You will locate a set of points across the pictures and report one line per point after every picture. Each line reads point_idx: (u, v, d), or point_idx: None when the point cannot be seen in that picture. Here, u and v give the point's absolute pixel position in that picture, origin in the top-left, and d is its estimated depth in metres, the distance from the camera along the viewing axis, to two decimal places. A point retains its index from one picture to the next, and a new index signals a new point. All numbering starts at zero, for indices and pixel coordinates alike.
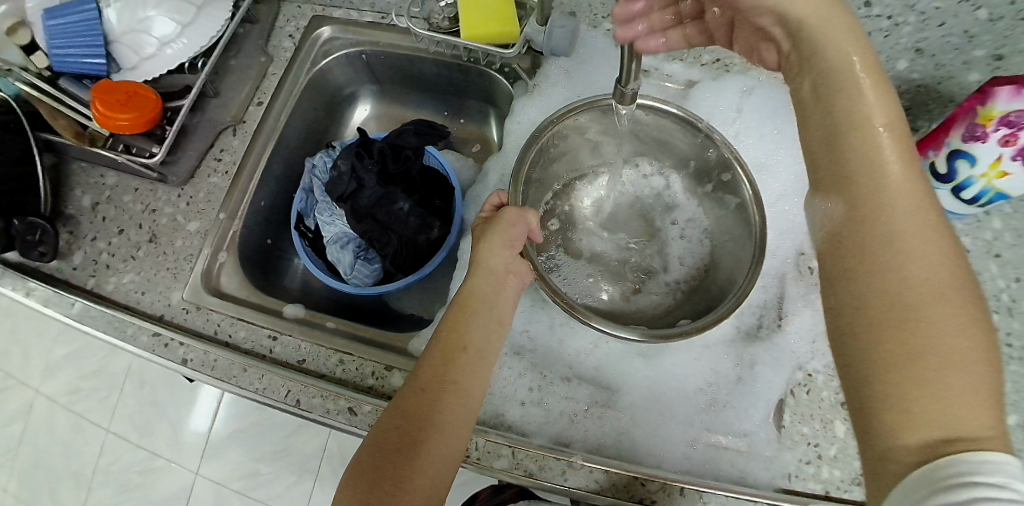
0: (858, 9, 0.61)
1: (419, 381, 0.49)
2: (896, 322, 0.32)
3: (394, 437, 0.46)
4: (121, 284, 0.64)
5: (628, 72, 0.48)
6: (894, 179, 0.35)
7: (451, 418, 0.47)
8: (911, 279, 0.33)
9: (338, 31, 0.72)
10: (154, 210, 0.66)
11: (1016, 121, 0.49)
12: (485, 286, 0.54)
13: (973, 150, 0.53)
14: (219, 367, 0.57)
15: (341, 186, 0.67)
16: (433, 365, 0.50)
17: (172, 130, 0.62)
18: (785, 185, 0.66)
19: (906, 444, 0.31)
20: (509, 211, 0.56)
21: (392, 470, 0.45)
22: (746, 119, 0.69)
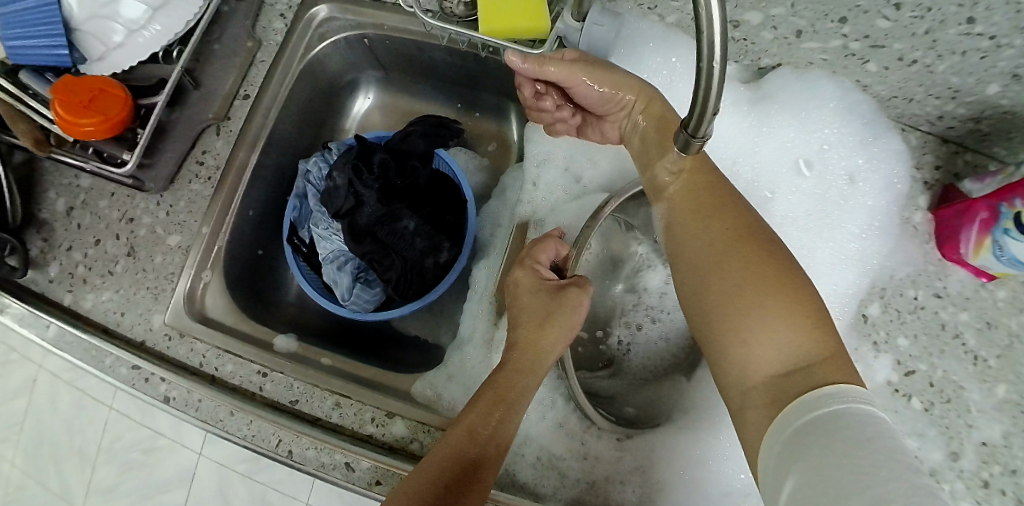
0: (958, 25, 0.49)
1: (442, 478, 0.41)
2: (699, 283, 0.42)
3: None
4: (100, 303, 0.58)
5: (700, 123, 0.35)
6: (686, 191, 0.45)
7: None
8: (716, 259, 0.42)
9: (337, 10, 0.61)
10: (132, 219, 0.59)
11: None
12: (530, 376, 0.47)
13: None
14: (204, 409, 0.53)
15: (338, 200, 0.59)
16: (459, 459, 0.42)
17: (147, 131, 0.54)
18: (872, 209, 0.62)
19: (756, 393, 0.37)
20: (572, 294, 0.50)
21: None
22: (840, 122, 0.62)
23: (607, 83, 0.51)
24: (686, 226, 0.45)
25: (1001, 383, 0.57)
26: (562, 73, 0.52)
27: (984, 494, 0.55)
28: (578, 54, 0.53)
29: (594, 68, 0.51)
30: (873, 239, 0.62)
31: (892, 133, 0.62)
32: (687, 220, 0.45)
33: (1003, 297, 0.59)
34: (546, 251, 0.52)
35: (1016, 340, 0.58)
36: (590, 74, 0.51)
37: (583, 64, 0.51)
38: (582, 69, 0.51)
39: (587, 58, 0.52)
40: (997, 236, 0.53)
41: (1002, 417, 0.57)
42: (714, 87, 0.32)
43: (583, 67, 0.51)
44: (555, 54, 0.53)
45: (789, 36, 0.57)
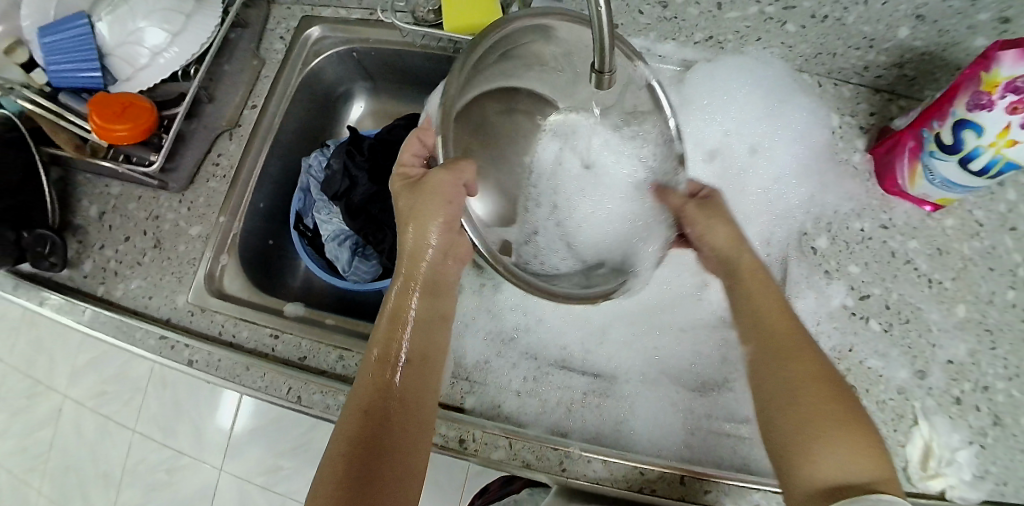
0: None
1: (362, 405, 0.47)
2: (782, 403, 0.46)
3: (346, 470, 0.44)
4: (129, 291, 0.66)
5: (603, 58, 0.43)
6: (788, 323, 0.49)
7: (409, 434, 0.47)
8: (821, 382, 0.46)
9: (328, 30, 0.71)
10: (157, 217, 0.68)
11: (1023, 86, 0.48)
12: (424, 290, 0.54)
13: (980, 118, 0.51)
14: (223, 366, 0.59)
15: (336, 184, 0.64)
16: (376, 379, 0.49)
17: (169, 138, 0.63)
18: (780, 168, 0.67)
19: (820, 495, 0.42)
20: (437, 177, 0.52)
21: (353, 484, 0.44)
22: (740, 97, 0.68)
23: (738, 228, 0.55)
24: (785, 347, 0.48)
25: (958, 303, 0.61)
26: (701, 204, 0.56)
27: (958, 410, 0.58)
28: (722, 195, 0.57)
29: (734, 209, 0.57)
30: (793, 190, 0.67)
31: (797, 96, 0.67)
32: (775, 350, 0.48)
33: (951, 224, 0.63)
34: (412, 148, 0.57)
35: (969, 263, 0.62)
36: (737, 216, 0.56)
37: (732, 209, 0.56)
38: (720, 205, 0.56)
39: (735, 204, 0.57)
40: (927, 161, 0.58)
41: (965, 336, 0.60)
42: (606, 26, 0.40)
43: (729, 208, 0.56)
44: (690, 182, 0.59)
45: (712, 9, 0.65)
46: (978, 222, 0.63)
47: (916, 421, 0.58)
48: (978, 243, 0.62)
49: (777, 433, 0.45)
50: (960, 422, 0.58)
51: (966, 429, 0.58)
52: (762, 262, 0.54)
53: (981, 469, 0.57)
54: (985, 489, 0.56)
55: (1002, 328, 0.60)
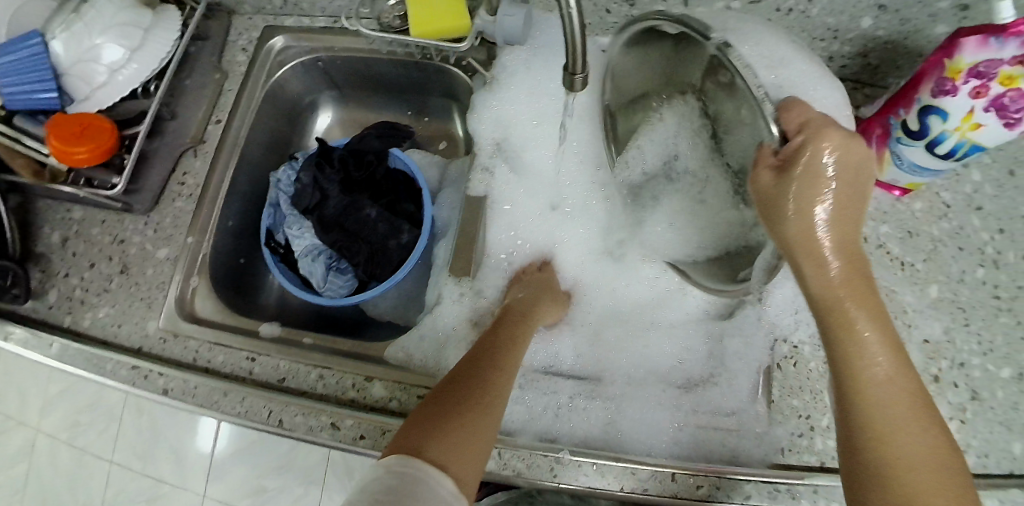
0: None
1: (483, 360, 0.47)
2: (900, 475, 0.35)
3: (465, 402, 0.42)
4: (97, 319, 0.64)
5: (575, 60, 0.42)
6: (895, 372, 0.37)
7: (496, 422, 0.43)
8: (920, 468, 0.35)
9: (291, 39, 0.69)
10: (123, 241, 0.66)
11: (984, 71, 0.49)
12: (537, 302, 0.57)
13: (944, 104, 0.52)
14: (200, 394, 0.58)
15: (305, 199, 0.64)
16: (504, 347, 0.49)
17: (131, 158, 0.61)
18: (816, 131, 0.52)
19: None
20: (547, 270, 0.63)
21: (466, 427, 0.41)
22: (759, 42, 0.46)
23: (833, 227, 0.39)
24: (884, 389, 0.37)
25: (931, 284, 0.62)
26: (784, 175, 0.39)
27: (936, 388, 0.60)
28: (830, 157, 0.38)
29: (850, 179, 0.39)
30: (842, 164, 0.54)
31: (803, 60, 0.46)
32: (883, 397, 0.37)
33: (920, 208, 0.65)
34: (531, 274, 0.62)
35: (939, 245, 0.63)
36: (843, 199, 0.39)
37: (839, 185, 0.39)
38: (810, 178, 0.38)
39: (861, 163, 0.39)
40: (893, 147, 0.59)
41: (939, 315, 0.62)
42: (577, 29, 0.40)
43: (832, 185, 0.39)
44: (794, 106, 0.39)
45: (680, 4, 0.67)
46: (946, 204, 0.64)
47: None
48: (946, 224, 0.64)
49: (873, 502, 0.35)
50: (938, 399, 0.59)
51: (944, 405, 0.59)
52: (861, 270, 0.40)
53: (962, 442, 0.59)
54: None
55: (974, 305, 0.62)
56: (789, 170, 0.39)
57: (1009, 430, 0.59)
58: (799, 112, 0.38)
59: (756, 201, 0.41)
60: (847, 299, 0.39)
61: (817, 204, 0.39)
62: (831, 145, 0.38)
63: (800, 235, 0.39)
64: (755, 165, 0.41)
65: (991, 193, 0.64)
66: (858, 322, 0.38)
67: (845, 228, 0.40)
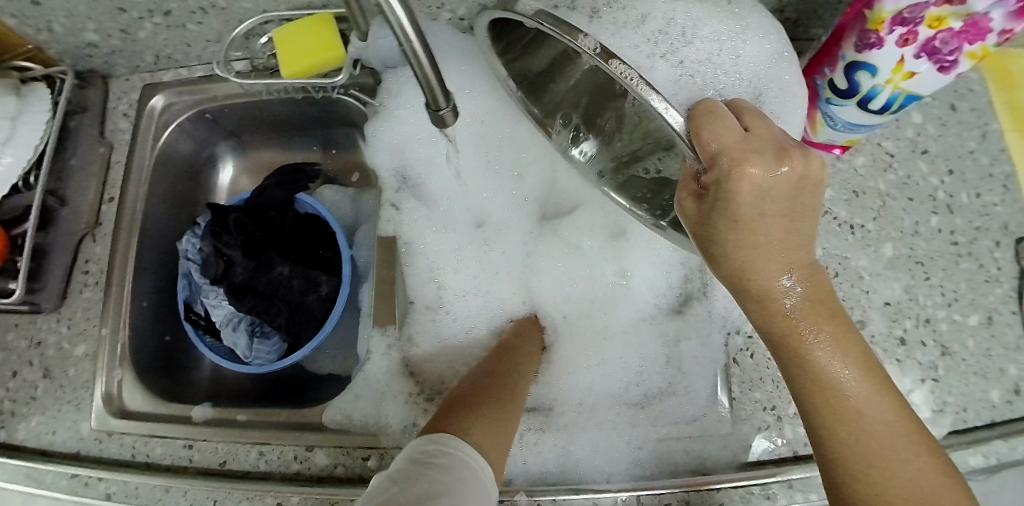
0: None
1: (481, 377, 0.48)
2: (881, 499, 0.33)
3: (486, 404, 0.43)
4: (32, 428, 0.60)
5: (433, 92, 0.38)
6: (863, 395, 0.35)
7: (509, 422, 0.43)
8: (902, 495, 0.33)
9: (173, 94, 0.64)
10: (39, 342, 0.62)
11: (910, 17, 0.41)
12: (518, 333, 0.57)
13: (872, 58, 0.45)
14: (143, 494, 0.55)
15: (212, 268, 0.60)
16: (497, 363, 0.51)
17: (24, 259, 0.57)
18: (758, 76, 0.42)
19: None
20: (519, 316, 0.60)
21: (489, 423, 0.41)
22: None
23: (773, 255, 0.35)
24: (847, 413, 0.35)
25: (884, 242, 0.59)
26: (708, 207, 0.35)
27: (905, 351, 0.56)
28: (753, 188, 0.34)
29: (787, 200, 0.34)
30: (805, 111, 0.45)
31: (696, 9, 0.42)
32: (848, 421, 0.34)
33: (862, 163, 0.61)
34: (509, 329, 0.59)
35: (887, 199, 0.60)
36: (783, 221, 0.35)
37: (774, 213, 0.35)
38: (733, 211, 0.34)
39: (798, 180, 0.34)
40: (825, 109, 0.52)
41: (898, 273, 0.58)
42: (426, 66, 0.35)
43: (764, 214, 0.34)
44: (698, 125, 0.33)
45: None
46: (889, 154, 0.61)
47: None
48: (892, 176, 0.60)
49: None
50: (910, 363, 0.56)
51: (916, 369, 0.56)
52: (812, 283, 0.36)
53: (938, 403, 0.55)
54: (946, 422, 0.55)
55: (932, 256, 0.58)
56: (712, 202, 0.35)
57: (985, 380, 0.55)
58: (716, 129, 0.33)
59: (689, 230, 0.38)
60: (801, 327, 0.36)
61: (750, 236, 0.35)
62: (754, 175, 0.33)
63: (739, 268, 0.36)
64: (677, 192, 0.37)
65: (934, 133, 0.61)
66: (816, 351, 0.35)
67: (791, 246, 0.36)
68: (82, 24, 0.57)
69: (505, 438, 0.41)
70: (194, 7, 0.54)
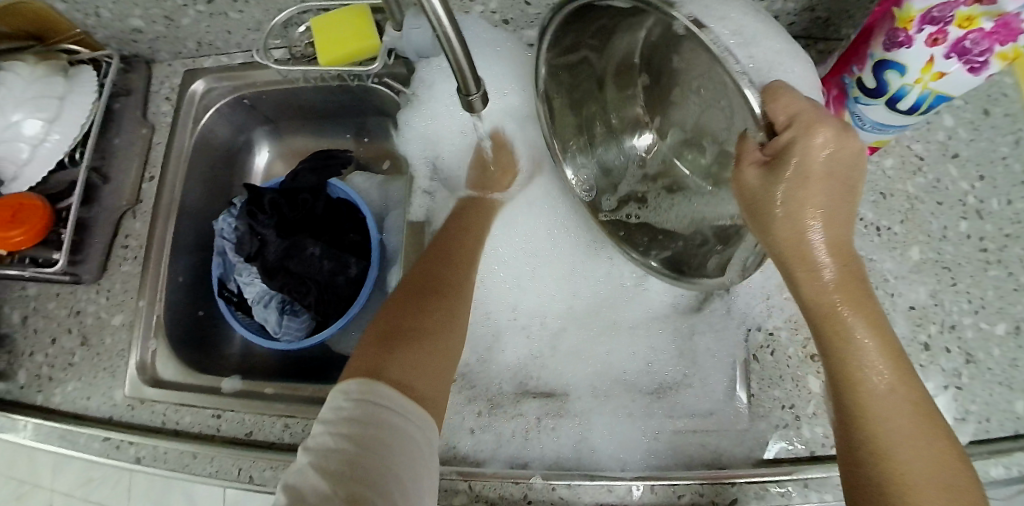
0: None
1: (411, 290, 0.48)
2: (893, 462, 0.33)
3: (414, 336, 0.44)
4: (68, 394, 0.62)
5: (465, 80, 0.40)
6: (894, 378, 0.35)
7: (446, 339, 0.45)
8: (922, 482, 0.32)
9: (213, 80, 0.67)
10: (79, 312, 0.65)
11: (939, 16, 0.41)
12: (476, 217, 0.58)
13: (901, 57, 0.44)
14: (171, 459, 0.57)
15: (247, 246, 0.62)
16: (431, 266, 0.50)
17: (68, 231, 0.60)
18: None
19: None
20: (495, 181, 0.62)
21: (421, 353, 0.43)
22: None
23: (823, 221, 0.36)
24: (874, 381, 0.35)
25: (911, 246, 0.58)
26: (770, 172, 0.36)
27: (928, 357, 0.56)
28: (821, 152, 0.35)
29: (840, 174, 0.36)
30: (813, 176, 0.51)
31: None
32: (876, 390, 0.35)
33: (891, 165, 0.60)
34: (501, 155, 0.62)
35: (915, 202, 0.59)
36: (834, 192, 0.36)
37: (830, 182, 0.36)
38: (798, 176, 0.36)
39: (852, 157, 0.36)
40: (852, 108, 0.51)
41: (924, 278, 0.58)
42: (461, 54, 0.37)
43: (823, 181, 0.36)
44: (776, 93, 0.34)
45: None
46: (919, 157, 0.60)
47: None
48: (921, 180, 0.60)
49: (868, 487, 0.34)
50: (933, 369, 0.55)
51: (939, 374, 0.55)
52: (853, 261, 0.37)
53: (961, 411, 0.54)
54: (968, 430, 0.54)
55: (960, 262, 0.58)
56: (777, 165, 0.36)
57: (1011, 389, 0.55)
58: (789, 100, 0.34)
59: (742, 197, 0.39)
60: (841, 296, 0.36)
61: (805, 199, 0.36)
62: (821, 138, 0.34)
63: (792, 235, 0.37)
64: (739, 158, 0.38)
65: (966, 137, 0.60)
66: (856, 330, 0.36)
67: (838, 220, 0.37)
68: (128, 10, 0.60)
69: (444, 370, 0.44)
70: None
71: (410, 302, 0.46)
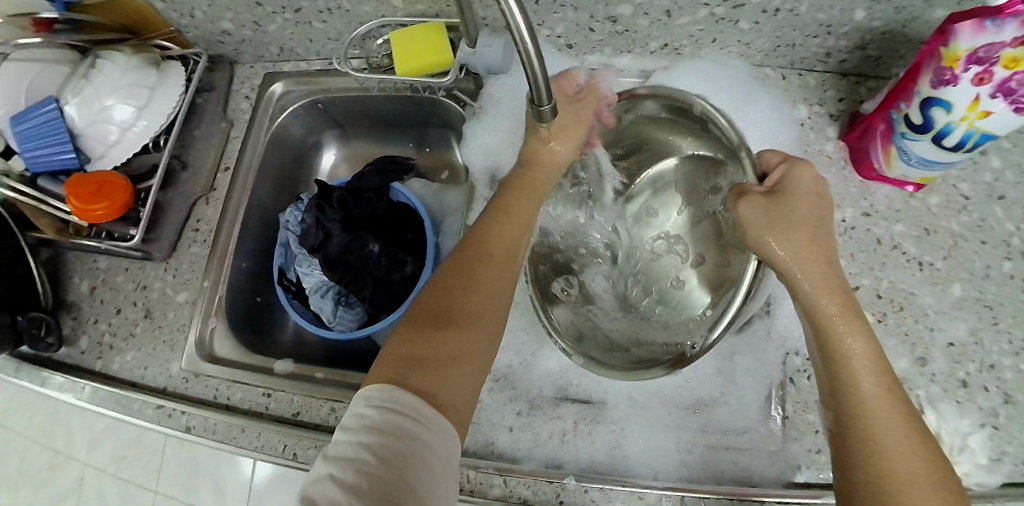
0: None
1: (442, 283, 0.45)
2: (868, 412, 0.37)
3: (442, 336, 0.41)
4: (126, 362, 0.66)
5: (539, 92, 0.43)
6: (874, 384, 0.38)
7: (477, 337, 0.43)
8: (902, 473, 0.34)
9: (291, 84, 0.72)
10: (145, 286, 0.69)
11: (985, 56, 0.43)
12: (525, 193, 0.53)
13: (947, 94, 0.46)
14: (220, 430, 0.60)
15: (311, 238, 0.65)
16: (473, 249, 0.47)
17: (146, 211, 0.64)
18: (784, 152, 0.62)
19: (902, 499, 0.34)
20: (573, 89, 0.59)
21: (445, 355, 0.40)
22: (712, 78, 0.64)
23: (804, 227, 0.45)
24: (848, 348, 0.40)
25: (953, 283, 0.59)
26: (766, 204, 0.46)
27: (966, 394, 0.56)
28: (799, 182, 0.47)
29: (812, 199, 0.46)
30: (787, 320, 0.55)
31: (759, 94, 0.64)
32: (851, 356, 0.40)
33: (936, 203, 0.61)
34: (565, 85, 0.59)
35: (959, 240, 0.60)
36: (810, 210, 0.46)
37: (805, 203, 0.46)
38: (784, 199, 0.46)
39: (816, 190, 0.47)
40: (899, 143, 0.53)
41: (965, 315, 0.58)
42: (538, 69, 0.40)
43: (800, 201, 0.46)
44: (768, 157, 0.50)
45: (662, 18, 0.59)
46: (964, 196, 0.61)
47: (923, 410, 0.55)
48: (965, 218, 0.60)
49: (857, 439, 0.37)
50: (971, 406, 0.55)
51: (977, 412, 0.55)
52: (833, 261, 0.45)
53: (997, 451, 0.54)
54: (1003, 471, 0.53)
55: (1003, 303, 0.58)
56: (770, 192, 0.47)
57: None
58: (771, 157, 0.49)
59: (743, 231, 0.47)
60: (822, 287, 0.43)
61: (786, 209, 0.46)
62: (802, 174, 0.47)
63: (789, 256, 0.44)
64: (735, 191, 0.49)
65: (1014, 180, 0.61)
66: (835, 315, 0.42)
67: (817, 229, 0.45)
68: (221, 14, 0.65)
69: (474, 358, 0.42)
70: (322, 7, 0.60)
71: (434, 299, 0.43)
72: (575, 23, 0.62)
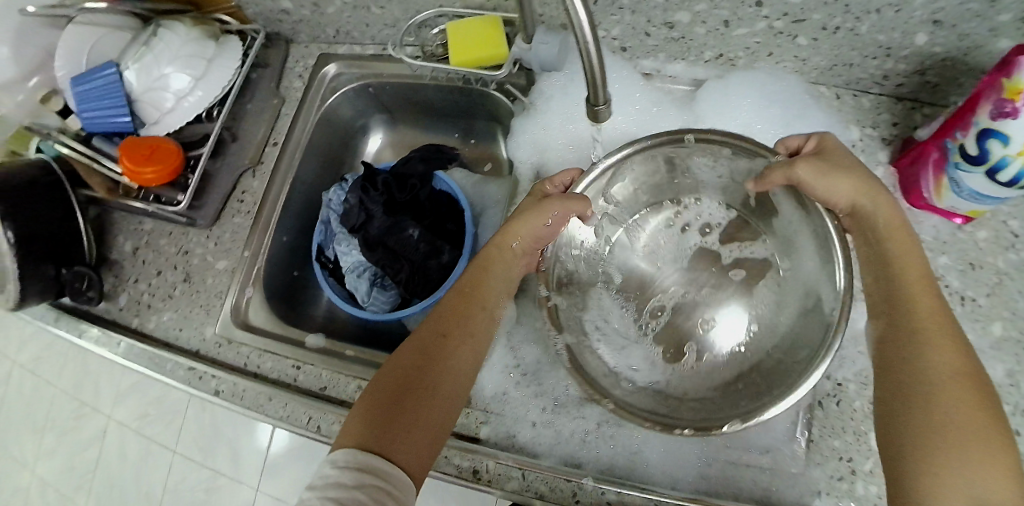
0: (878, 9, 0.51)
1: (409, 355, 0.49)
2: (929, 380, 0.40)
3: (406, 404, 0.46)
4: (162, 322, 0.68)
5: (596, 93, 0.43)
6: (933, 318, 0.42)
7: (440, 404, 0.47)
8: (953, 416, 0.39)
9: (343, 66, 0.73)
10: (186, 251, 0.70)
11: None
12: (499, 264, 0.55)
13: (1005, 127, 0.45)
14: (248, 397, 0.61)
15: (352, 218, 0.66)
16: (445, 318, 0.52)
17: (194, 179, 0.66)
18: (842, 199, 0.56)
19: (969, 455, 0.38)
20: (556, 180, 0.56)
21: (407, 416, 0.45)
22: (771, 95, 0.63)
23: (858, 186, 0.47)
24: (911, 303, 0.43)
25: (995, 321, 0.57)
26: (822, 165, 0.48)
27: None
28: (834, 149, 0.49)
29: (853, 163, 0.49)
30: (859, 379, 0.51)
31: (813, 111, 0.63)
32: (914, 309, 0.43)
33: (984, 237, 0.60)
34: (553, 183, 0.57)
35: (1005, 278, 0.59)
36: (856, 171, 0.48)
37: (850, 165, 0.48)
38: (832, 164, 0.48)
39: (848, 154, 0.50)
40: (952, 173, 0.52)
41: (1003, 356, 0.56)
42: (597, 69, 0.41)
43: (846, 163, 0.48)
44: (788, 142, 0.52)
45: (719, 27, 0.59)
46: (1014, 234, 0.59)
47: None
48: (1012, 256, 0.59)
49: (912, 409, 0.40)
50: None
51: None
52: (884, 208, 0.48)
53: None
54: None
55: None
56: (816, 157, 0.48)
57: None
58: (794, 140, 0.52)
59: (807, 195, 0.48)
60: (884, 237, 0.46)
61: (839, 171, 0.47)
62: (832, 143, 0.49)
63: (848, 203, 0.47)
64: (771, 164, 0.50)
65: None
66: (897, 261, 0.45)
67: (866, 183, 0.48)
68: None
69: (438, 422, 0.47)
70: None
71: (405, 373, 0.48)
72: (631, 27, 0.63)
